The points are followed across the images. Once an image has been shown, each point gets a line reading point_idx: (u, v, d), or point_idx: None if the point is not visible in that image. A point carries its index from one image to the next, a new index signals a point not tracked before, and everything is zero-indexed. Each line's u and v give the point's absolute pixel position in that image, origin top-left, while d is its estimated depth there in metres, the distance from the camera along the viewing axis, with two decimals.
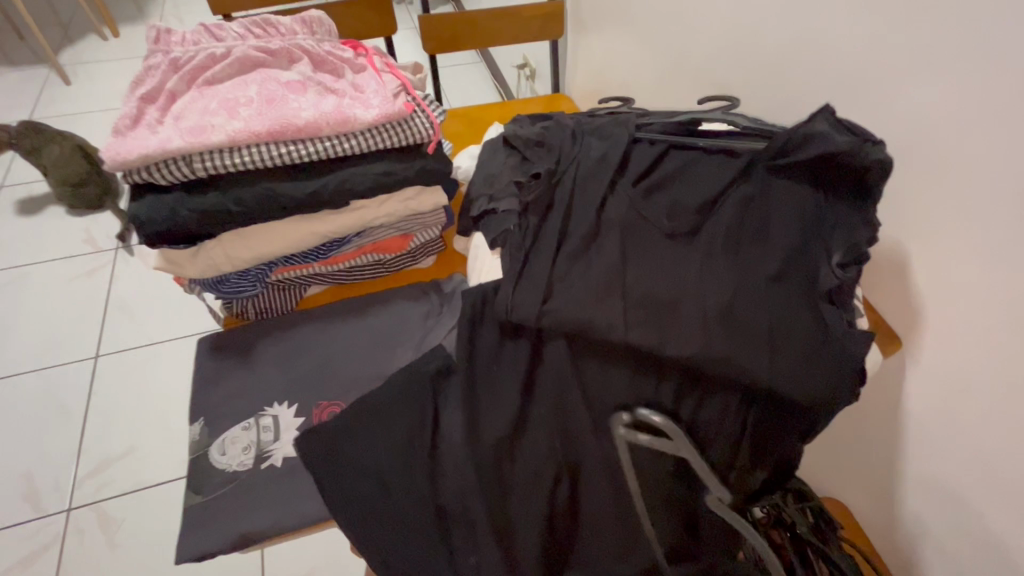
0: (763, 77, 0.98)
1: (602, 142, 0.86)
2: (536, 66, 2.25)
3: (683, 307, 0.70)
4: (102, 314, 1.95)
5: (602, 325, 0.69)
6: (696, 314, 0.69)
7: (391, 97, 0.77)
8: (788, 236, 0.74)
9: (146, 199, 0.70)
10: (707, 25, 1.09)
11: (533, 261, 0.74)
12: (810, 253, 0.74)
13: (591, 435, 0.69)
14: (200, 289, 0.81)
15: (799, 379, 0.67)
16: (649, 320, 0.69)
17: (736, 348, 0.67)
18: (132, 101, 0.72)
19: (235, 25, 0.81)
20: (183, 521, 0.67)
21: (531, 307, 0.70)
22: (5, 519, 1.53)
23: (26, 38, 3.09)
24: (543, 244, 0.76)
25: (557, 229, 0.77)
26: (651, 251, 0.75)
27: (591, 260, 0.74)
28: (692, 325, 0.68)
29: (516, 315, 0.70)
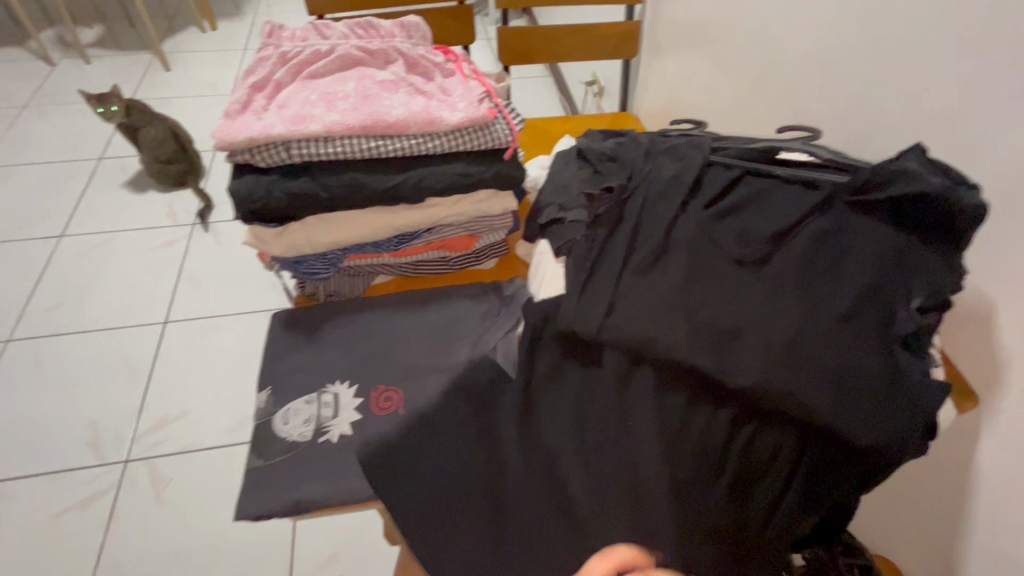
0: (847, 111, 0.96)
1: (676, 162, 0.87)
2: (605, 84, 2.27)
3: (745, 337, 0.69)
4: (174, 284, 2.09)
5: (662, 343, 0.69)
6: (758, 345, 0.68)
7: (475, 103, 0.80)
8: (863, 274, 0.71)
9: (246, 178, 0.76)
10: (791, 56, 1.07)
11: (599, 273, 0.76)
12: (886, 294, 0.70)
13: (639, 458, 0.67)
14: (280, 267, 0.86)
15: (868, 423, 0.64)
16: (712, 346, 0.69)
17: (797, 384, 0.65)
18: (243, 88, 0.78)
19: (340, 25, 0.86)
20: (243, 481, 0.70)
21: (595, 319, 0.72)
22: (70, 462, 1.66)
23: (137, 26, 3.38)
24: (610, 257, 0.77)
25: (625, 244, 0.78)
26: (718, 274, 0.74)
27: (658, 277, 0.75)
28: (753, 357, 0.67)
29: (578, 328, 0.72)
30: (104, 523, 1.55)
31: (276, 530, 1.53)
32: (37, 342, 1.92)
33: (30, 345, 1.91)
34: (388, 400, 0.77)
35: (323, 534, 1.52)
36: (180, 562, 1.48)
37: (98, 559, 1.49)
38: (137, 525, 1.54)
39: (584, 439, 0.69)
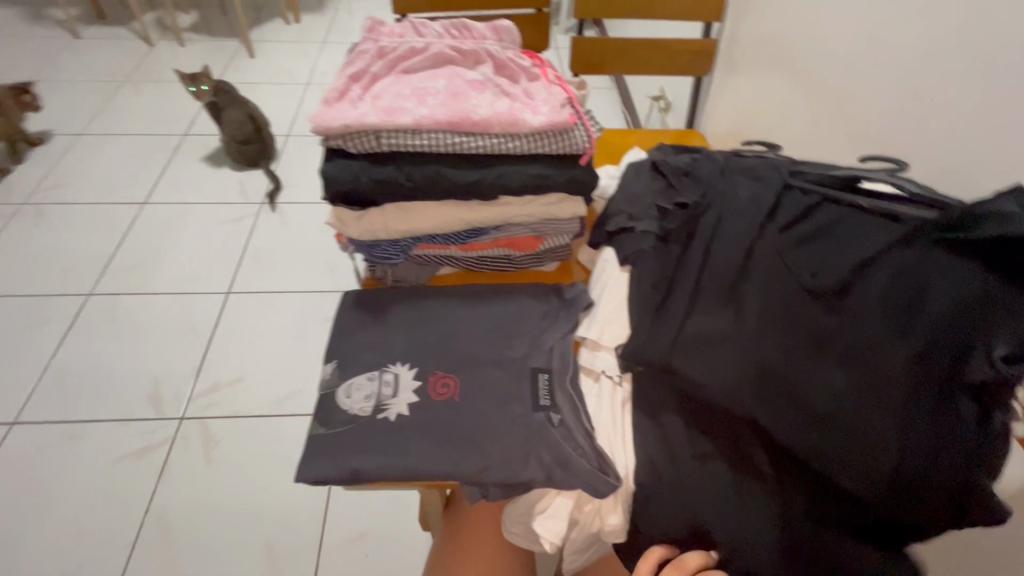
0: (939, 145, 0.92)
1: (752, 184, 0.86)
2: (672, 100, 2.26)
3: (782, 381, 0.72)
4: (240, 257, 2.21)
5: (729, 385, 0.74)
6: (793, 391, 0.72)
7: (558, 108, 0.82)
8: (929, 321, 0.66)
9: (337, 161, 0.80)
10: (880, 85, 1.04)
11: (669, 304, 0.80)
12: (957, 343, 0.64)
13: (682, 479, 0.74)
14: (354, 249, 0.91)
15: (951, 479, 0.62)
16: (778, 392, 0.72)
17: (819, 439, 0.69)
18: (342, 78, 0.83)
19: (436, 24, 0.90)
20: (306, 444, 0.74)
21: (666, 355, 0.77)
22: (132, 412, 1.78)
23: (227, 14, 3.60)
24: (681, 284, 0.81)
25: (697, 274, 0.80)
26: (790, 315, 0.75)
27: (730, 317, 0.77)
28: (781, 405, 0.72)
29: (643, 355, 0.78)
30: (156, 473, 1.65)
31: (312, 502, 1.60)
32: (114, 299, 2.07)
33: (107, 301, 2.06)
34: (445, 386, 0.79)
35: (355, 512, 1.58)
36: (222, 520, 1.57)
37: (149, 507, 1.59)
38: (186, 479, 1.64)
39: (649, 458, 0.76)
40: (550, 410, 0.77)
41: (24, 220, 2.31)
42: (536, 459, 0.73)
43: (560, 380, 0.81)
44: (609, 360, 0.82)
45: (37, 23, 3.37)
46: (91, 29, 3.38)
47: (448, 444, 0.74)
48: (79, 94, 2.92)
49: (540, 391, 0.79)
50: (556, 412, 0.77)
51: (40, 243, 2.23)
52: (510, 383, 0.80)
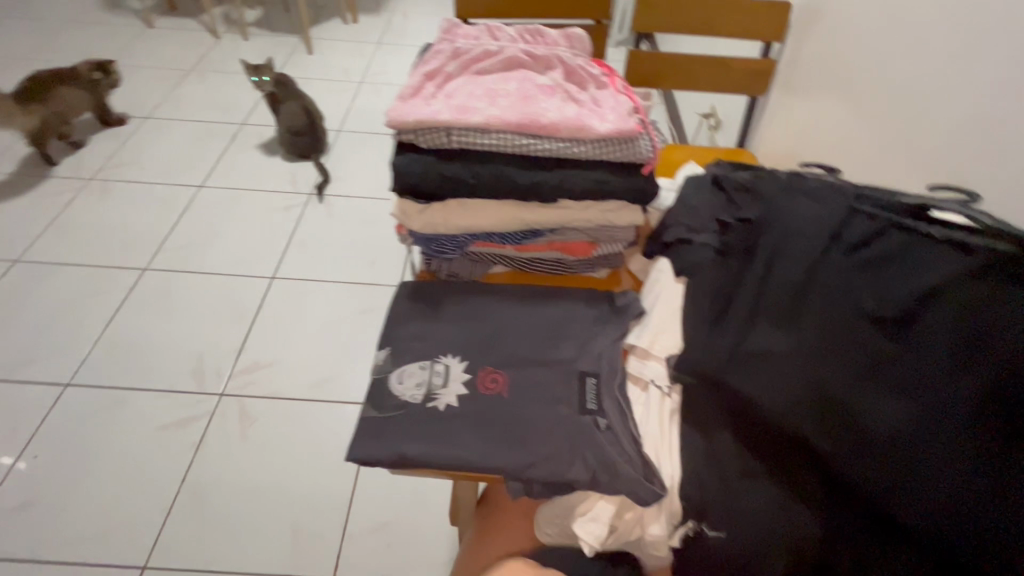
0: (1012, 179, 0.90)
1: (814, 205, 0.84)
2: (723, 118, 2.24)
3: (836, 407, 0.72)
4: (286, 245, 2.29)
5: (782, 408, 0.74)
6: (846, 418, 0.71)
7: (625, 117, 0.83)
8: (998, 362, 0.64)
9: (407, 155, 0.83)
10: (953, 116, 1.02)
11: (726, 321, 0.81)
12: None
13: (722, 495, 0.75)
14: (412, 241, 0.93)
15: (1001, 526, 0.62)
16: (834, 419, 0.72)
17: (868, 467, 0.69)
18: (418, 75, 0.86)
19: (511, 30, 0.92)
20: (357, 426, 0.77)
21: (719, 371, 0.78)
22: (177, 385, 1.85)
23: (290, 12, 3.74)
24: (739, 302, 0.81)
25: (755, 293, 0.81)
26: (851, 341, 0.74)
27: (788, 339, 0.77)
28: (833, 431, 0.72)
29: (693, 368, 0.79)
30: (195, 445, 1.71)
31: (338, 490, 1.63)
32: (167, 276, 2.16)
33: (160, 278, 2.15)
34: (494, 381, 0.80)
35: (379, 504, 1.61)
36: (252, 497, 1.61)
37: (185, 478, 1.65)
38: (222, 455, 1.69)
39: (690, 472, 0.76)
40: (597, 415, 0.78)
41: (89, 195, 2.43)
42: (581, 460, 0.73)
43: (608, 386, 0.81)
44: (658, 369, 0.83)
45: (116, 11, 3.56)
46: (164, 19, 3.55)
47: (494, 438, 0.75)
48: (148, 79, 3.07)
49: (588, 395, 0.80)
50: (602, 417, 0.78)
51: (103, 217, 2.34)
52: (557, 384, 0.81)
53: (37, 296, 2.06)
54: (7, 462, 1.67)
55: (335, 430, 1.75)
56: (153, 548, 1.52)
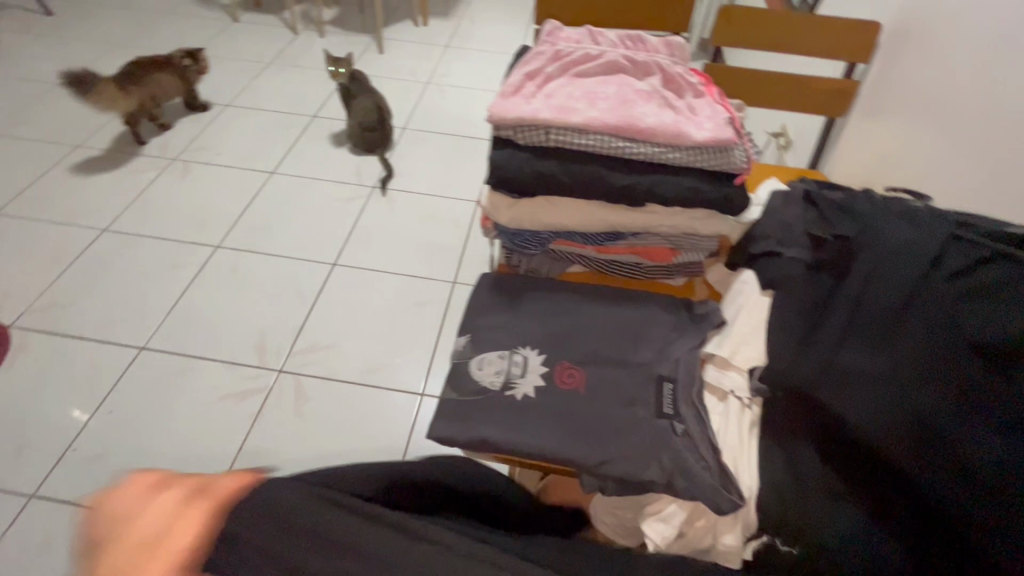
0: None
1: (915, 229, 0.80)
2: (794, 138, 2.19)
3: (932, 431, 0.70)
4: (348, 233, 2.35)
5: (869, 426, 0.74)
6: (943, 444, 0.69)
7: (723, 126, 0.83)
8: None
9: (504, 150, 0.86)
10: None
11: (814, 338, 0.80)
12: None
13: (800, 506, 0.73)
14: (496, 234, 0.96)
15: None
16: (927, 443, 0.70)
17: (964, 497, 0.67)
18: (519, 74, 0.89)
19: (610, 37, 0.95)
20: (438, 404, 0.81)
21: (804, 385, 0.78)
22: (237, 357, 1.90)
23: (365, 12, 3.88)
24: (832, 320, 0.80)
25: (848, 313, 0.79)
26: (949, 366, 0.71)
27: (880, 360, 0.76)
28: (926, 455, 0.70)
29: (776, 378, 0.79)
30: (252, 417, 1.77)
31: None
32: (236, 254, 2.22)
33: (229, 254, 2.22)
34: (571, 376, 0.83)
35: None
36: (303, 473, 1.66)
37: (241, 448, 1.70)
38: (278, 430, 1.74)
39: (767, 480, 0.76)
40: (673, 419, 0.79)
41: (172, 172, 2.55)
42: (656, 462, 0.75)
43: (685, 391, 0.82)
44: (738, 380, 0.84)
45: (204, 3, 3.76)
46: (248, 14, 3.74)
47: (571, 431, 0.77)
48: (230, 70, 3.23)
49: (664, 399, 0.81)
50: (679, 422, 0.79)
51: (179, 193, 2.45)
52: (634, 386, 0.82)
53: (117, 262, 2.15)
54: (82, 418, 1.72)
55: (385, 416, 1.79)
56: None
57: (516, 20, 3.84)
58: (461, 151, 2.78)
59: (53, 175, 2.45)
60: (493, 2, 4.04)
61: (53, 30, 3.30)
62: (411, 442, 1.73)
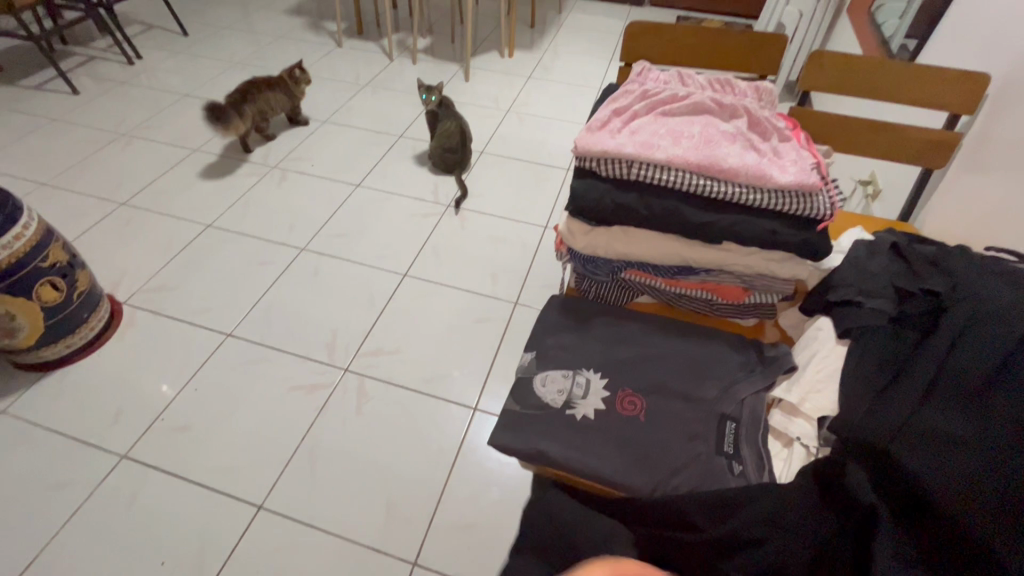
0: None
1: (1014, 291, 0.79)
2: (882, 187, 2.09)
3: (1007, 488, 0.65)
4: (420, 247, 2.47)
5: (943, 488, 0.68)
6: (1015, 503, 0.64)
7: (808, 171, 0.83)
8: None
9: (586, 180, 0.90)
10: None
11: (891, 392, 0.78)
12: None
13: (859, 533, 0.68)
14: (569, 258, 1.01)
15: None
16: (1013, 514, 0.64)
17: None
18: (606, 110, 0.94)
19: (700, 79, 0.98)
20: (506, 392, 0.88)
21: (871, 438, 0.75)
22: (310, 353, 2.04)
23: (455, 42, 4.12)
24: (913, 376, 0.78)
25: (932, 371, 0.77)
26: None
27: (962, 423, 0.72)
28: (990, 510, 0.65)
29: (848, 428, 0.78)
30: (316, 410, 1.87)
31: (432, 481, 1.72)
32: (318, 257, 2.40)
33: (312, 257, 2.40)
34: (631, 403, 0.86)
35: (465, 504, 1.67)
36: (358, 469, 1.74)
37: (304, 438, 1.80)
38: (338, 425, 1.84)
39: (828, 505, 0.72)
40: (732, 458, 0.81)
41: (271, 179, 2.80)
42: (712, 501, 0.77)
43: (747, 432, 0.83)
44: (805, 428, 0.84)
45: (314, 30, 4.14)
46: (351, 41, 4.07)
47: (630, 459, 0.81)
48: (330, 90, 3.53)
49: (726, 437, 0.83)
50: (738, 462, 0.80)
51: (275, 198, 2.69)
52: (697, 420, 0.84)
53: (217, 256, 2.38)
54: (171, 393, 1.90)
55: (438, 426, 1.84)
56: (271, 492, 1.68)
57: (597, 56, 3.94)
58: (534, 178, 2.86)
59: (173, 175, 2.77)
60: (576, 37, 4.17)
61: (187, 49, 3.75)
62: (460, 454, 1.77)
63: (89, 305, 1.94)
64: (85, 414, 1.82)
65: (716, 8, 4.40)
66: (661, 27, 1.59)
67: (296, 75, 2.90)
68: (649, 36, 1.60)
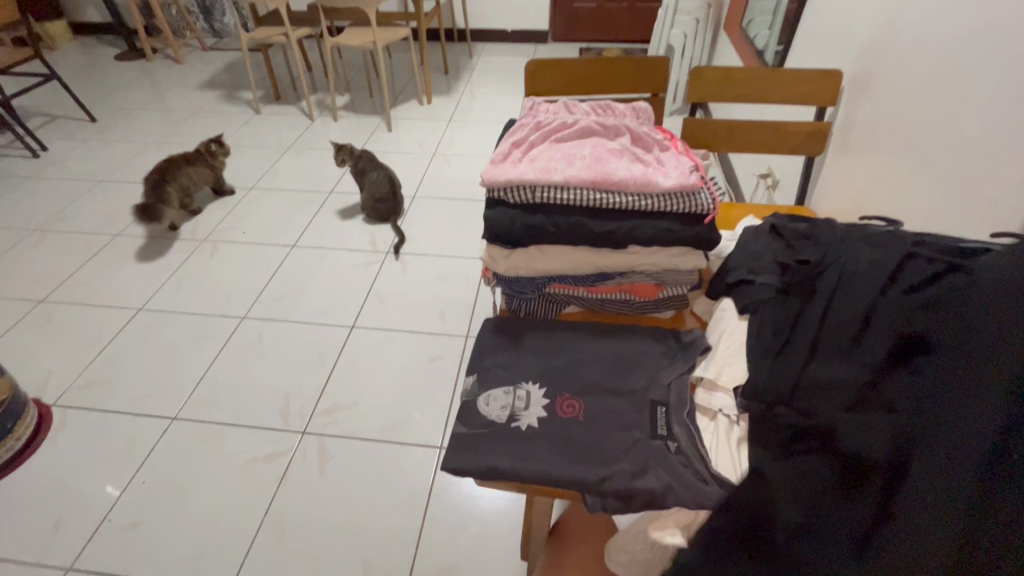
0: None
1: (874, 250, 0.91)
2: (780, 177, 2.30)
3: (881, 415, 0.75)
4: (365, 297, 2.48)
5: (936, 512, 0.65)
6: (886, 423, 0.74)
7: (687, 173, 0.94)
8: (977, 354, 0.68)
9: (497, 209, 0.98)
10: (1002, 175, 1.10)
11: (785, 358, 0.88)
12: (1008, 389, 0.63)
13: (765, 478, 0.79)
14: (496, 283, 1.08)
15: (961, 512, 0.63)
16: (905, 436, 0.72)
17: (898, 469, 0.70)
18: (506, 144, 1.02)
19: (585, 106, 1.09)
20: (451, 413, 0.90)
21: (854, 433, 0.76)
22: (263, 422, 1.98)
23: (374, 96, 4.23)
24: (799, 339, 0.89)
25: (816, 331, 0.89)
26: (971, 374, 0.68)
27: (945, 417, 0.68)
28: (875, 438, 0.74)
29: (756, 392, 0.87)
30: (278, 478, 1.81)
31: (407, 529, 1.69)
32: (261, 323, 2.36)
33: (254, 323, 2.36)
34: (570, 406, 0.91)
35: (443, 545, 1.65)
36: (327, 531, 1.69)
37: (268, 510, 1.74)
38: (302, 489, 1.79)
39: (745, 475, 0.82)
40: (667, 439, 0.86)
41: (203, 252, 2.74)
42: (653, 475, 0.82)
43: (677, 415, 0.89)
44: (726, 400, 0.92)
45: (231, 101, 4.15)
46: (270, 106, 4.10)
47: (574, 455, 0.85)
48: (254, 157, 3.52)
49: (658, 421, 0.89)
50: (672, 441, 0.86)
51: (208, 271, 2.63)
52: (630, 410, 0.90)
53: (153, 339, 2.29)
54: (115, 492, 1.79)
55: (405, 473, 1.82)
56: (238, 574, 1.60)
57: (513, 93, 4.16)
58: (469, 214, 2.96)
59: (95, 263, 2.66)
60: (491, 78, 4.39)
61: (97, 134, 3.67)
62: (433, 496, 1.76)
63: (13, 413, 1.82)
64: (21, 530, 1.69)
65: (614, 37, 4.76)
66: (556, 62, 1.73)
67: (214, 149, 2.87)
68: (548, 71, 1.74)
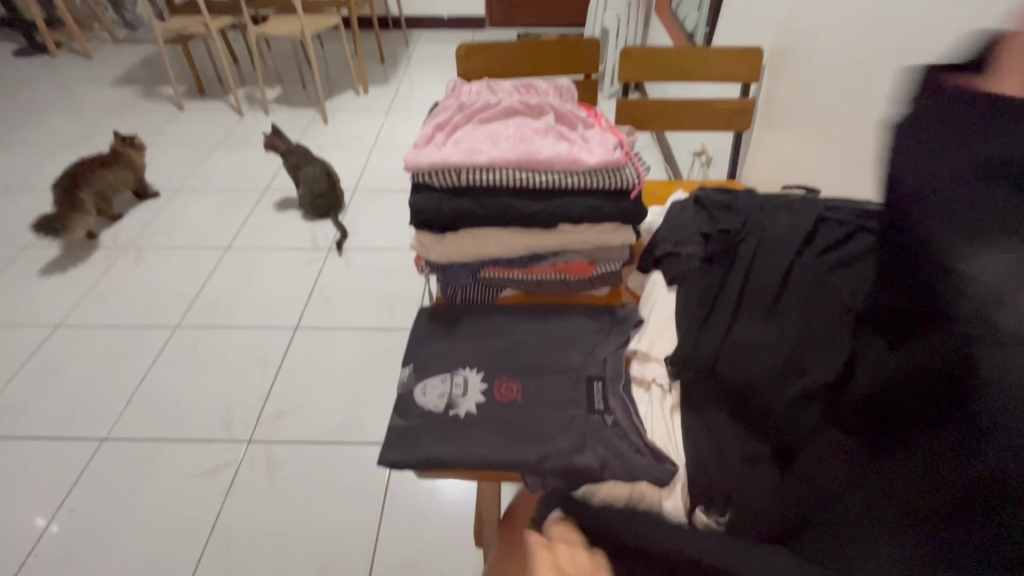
0: None
1: (791, 217, 0.97)
2: (713, 154, 2.37)
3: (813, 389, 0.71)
4: (308, 297, 2.38)
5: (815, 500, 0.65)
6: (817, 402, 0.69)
7: (611, 150, 0.95)
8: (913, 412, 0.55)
9: (423, 194, 0.95)
10: None
11: (711, 322, 0.91)
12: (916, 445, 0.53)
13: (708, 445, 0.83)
14: (429, 270, 1.06)
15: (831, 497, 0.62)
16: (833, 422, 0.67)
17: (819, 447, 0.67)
18: (429, 127, 1.00)
19: (508, 86, 1.08)
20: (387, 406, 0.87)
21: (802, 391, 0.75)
22: (204, 434, 1.88)
23: (307, 88, 4.04)
24: (723, 304, 0.92)
25: (737, 297, 0.92)
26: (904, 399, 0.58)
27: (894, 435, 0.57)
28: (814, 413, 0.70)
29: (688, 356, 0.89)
30: (224, 491, 1.73)
31: (364, 530, 1.65)
32: (197, 331, 2.23)
33: (189, 332, 2.23)
34: (508, 389, 0.91)
35: (403, 541, 1.63)
36: (279, 540, 1.63)
37: (214, 525, 1.66)
38: (251, 500, 1.71)
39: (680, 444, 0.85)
40: (604, 413, 0.88)
41: (126, 261, 2.56)
42: (590, 450, 0.83)
43: (614, 388, 0.91)
44: (658, 369, 0.94)
45: (149, 97, 3.87)
46: (194, 101, 3.85)
47: (513, 437, 0.84)
48: (179, 156, 3.30)
49: (595, 396, 0.90)
50: (609, 415, 0.88)
51: (134, 281, 2.45)
52: (567, 388, 0.91)
53: (74, 357, 2.12)
54: (42, 523, 1.66)
55: (360, 473, 1.78)
56: None
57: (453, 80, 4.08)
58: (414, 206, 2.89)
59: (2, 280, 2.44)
60: (429, 66, 4.29)
61: None
62: (390, 493, 1.73)
63: None
64: None
65: None
66: (486, 45, 1.71)
67: (128, 146, 2.67)
68: (478, 55, 1.71)
